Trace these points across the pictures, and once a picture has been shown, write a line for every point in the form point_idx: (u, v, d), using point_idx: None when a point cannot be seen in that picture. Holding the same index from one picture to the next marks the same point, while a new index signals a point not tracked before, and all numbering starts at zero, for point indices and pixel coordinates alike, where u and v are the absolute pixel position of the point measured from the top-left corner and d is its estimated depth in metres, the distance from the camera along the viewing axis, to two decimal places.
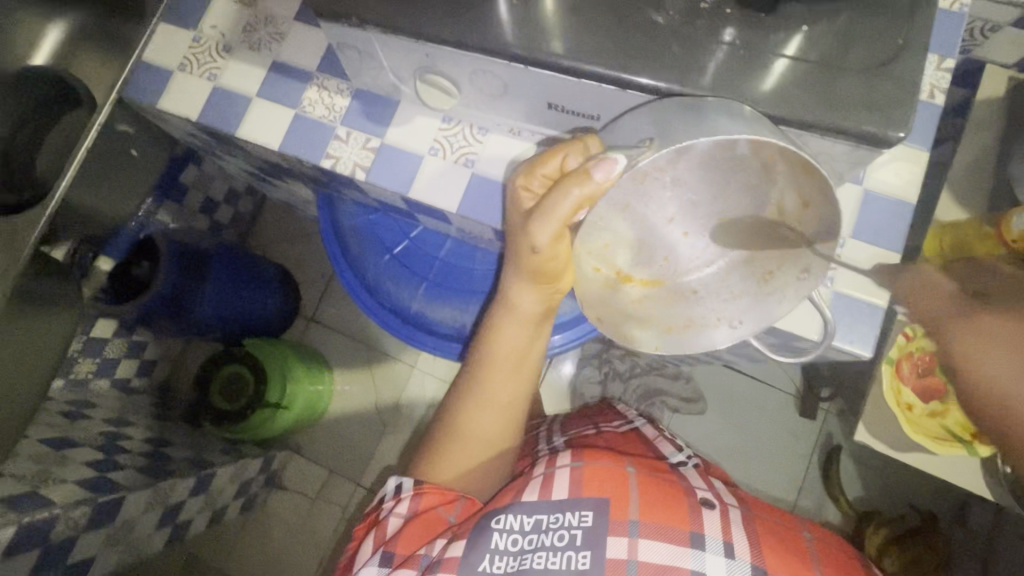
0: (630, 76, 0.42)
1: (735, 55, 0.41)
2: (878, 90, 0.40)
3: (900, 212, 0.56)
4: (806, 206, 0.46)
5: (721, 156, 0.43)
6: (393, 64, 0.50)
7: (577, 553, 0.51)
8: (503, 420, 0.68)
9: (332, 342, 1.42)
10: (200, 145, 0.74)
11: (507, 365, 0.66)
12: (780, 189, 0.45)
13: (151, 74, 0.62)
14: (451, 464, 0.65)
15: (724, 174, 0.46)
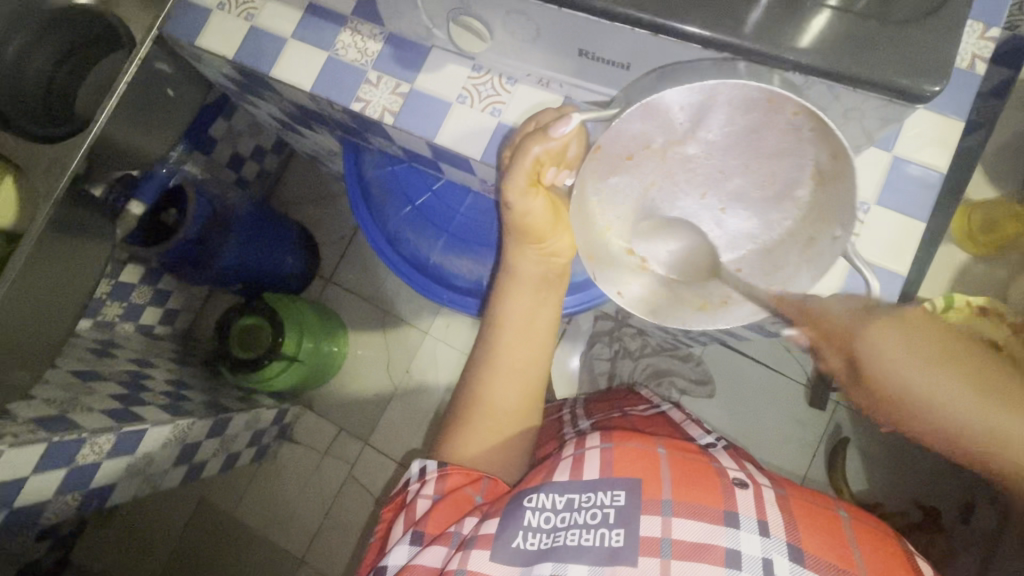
0: (671, 23, 0.42)
1: (777, 4, 0.41)
2: (919, 46, 0.40)
3: (928, 182, 0.55)
4: (836, 157, 0.46)
5: (741, 113, 0.47)
6: (427, 5, 0.51)
7: (610, 530, 0.52)
8: (518, 384, 0.69)
9: (348, 303, 1.45)
10: (233, 89, 0.75)
11: (516, 326, 0.69)
12: (812, 141, 0.46)
13: (192, 12, 0.63)
14: (475, 437, 0.67)
15: (751, 138, 0.49)
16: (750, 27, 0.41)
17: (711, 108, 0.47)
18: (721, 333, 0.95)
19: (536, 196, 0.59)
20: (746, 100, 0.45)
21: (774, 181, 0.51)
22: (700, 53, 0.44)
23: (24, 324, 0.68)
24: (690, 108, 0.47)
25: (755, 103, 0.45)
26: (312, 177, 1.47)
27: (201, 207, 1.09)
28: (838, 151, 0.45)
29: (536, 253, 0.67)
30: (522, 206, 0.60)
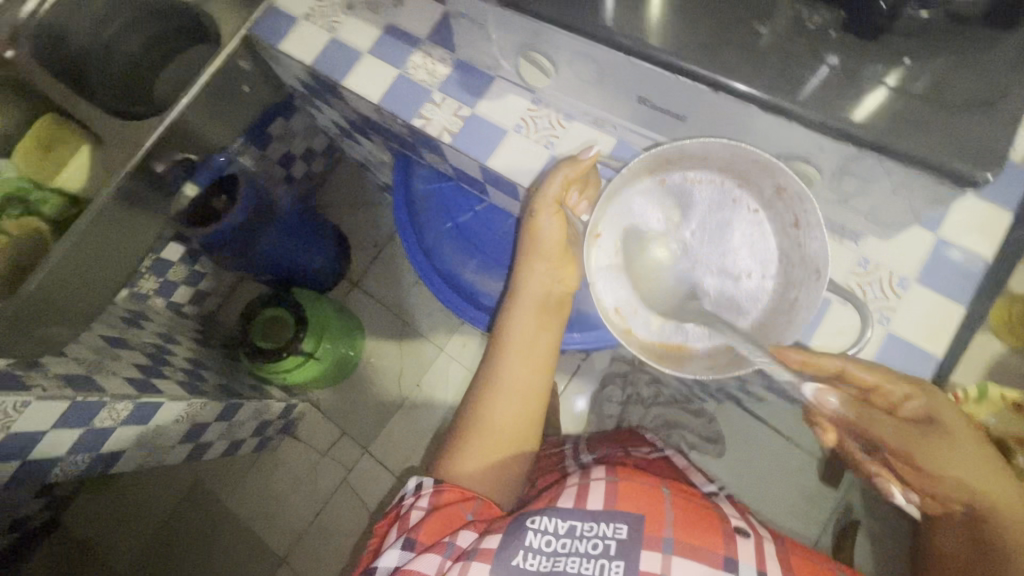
0: (728, 80, 0.44)
1: (835, 77, 0.44)
2: (971, 133, 0.41)
3: (974, 268, 0.55)
4: (797, 226, 0.52)
5: (714, 203, 0.56)
6: (499, 38, 0.54)
7: (611, 561, 0.51)
8: (518, 408, 0.67)
9: (369, 310, 1.47)
10: (303, 92, 0.80)
11: (520, 350, 0.67)
12: (771, 221, 0.54)
13: (280, 18, 0.68)
14: (475, 457, 0.66)
15: (717, 226, 0.56)
16: (805, 95, 0.43)
17: (688, 203, 0.57)
18: (738, 392, 0.93)
19: (553, 217, 0.59)
20: (715, 196, 0.56)
21: (746, 268, 0.55)
22: (755, 112, 0.46)
23: (75, 287, 0.72)
24: (671, 201, 0.57)
25: (722, 194, 0.56)
26: (355, 185, 1.53)
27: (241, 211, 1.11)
28: (797, 220, 0.52)
29: (550, 269, 0.65)
30: (538, 222, 0.60)
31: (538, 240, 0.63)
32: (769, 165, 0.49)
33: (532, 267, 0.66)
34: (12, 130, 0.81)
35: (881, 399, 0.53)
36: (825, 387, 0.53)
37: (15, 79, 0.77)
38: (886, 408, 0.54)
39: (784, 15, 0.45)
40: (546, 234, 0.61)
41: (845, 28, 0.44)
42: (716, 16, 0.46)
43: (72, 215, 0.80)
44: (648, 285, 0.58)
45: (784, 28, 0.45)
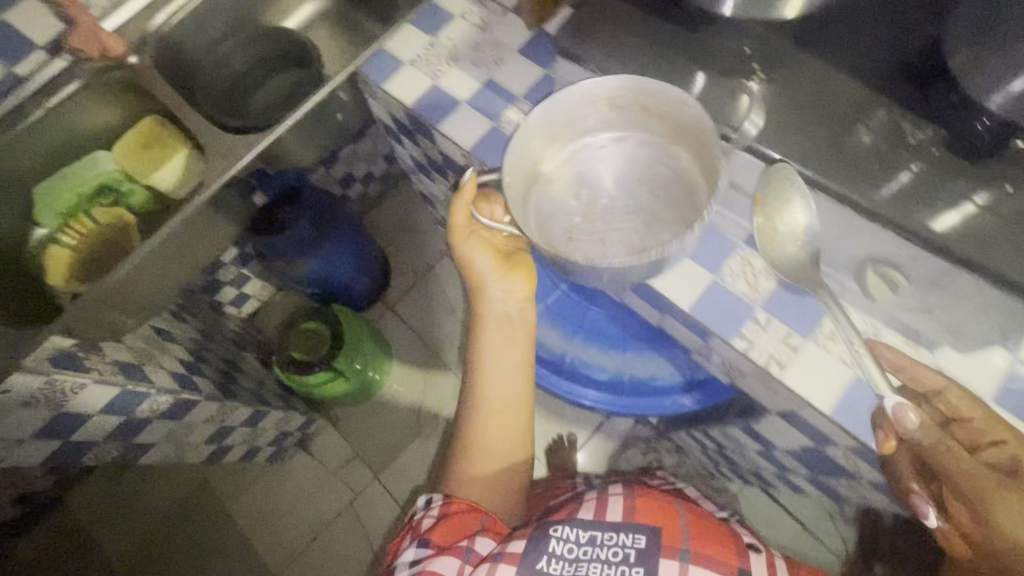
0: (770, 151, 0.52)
1: (922, 184, 0.48)
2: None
3: None
4: (646, 107, 0.55)
5: (587, 163, 0.58)
6: None
7: (631, 568, 0.54)
8: (497, 423, 0.69)
9: (400, 333, 1.48)
10: (390, 126, 0.84)
11: (489, 370, 0.69)
12: (625, 124, 0.58)
13: (386, 58, 0.72)
14: (469, 476, 0.69)
15: (613, 163, 0.58)
16: (878, 200, 0.48)
17: (583, 174, 0.58)
18: (773, 477, 0.91)
19: (475, 243, 0.64)
20: (589, 144, 0.58)
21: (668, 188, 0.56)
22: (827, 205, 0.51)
23: (152, 285, 0.75)
24: (573, 180, 0.58)
25: (589, 133, 0.58)
26: (405, 211, 1.57)
27: (300, 230, 1.18)
28: (639, 107, 0.55)
29: (497, 287, 0.66)
30: (467, 257, 0.65)
31: (477, 269, 0.65)
32: (585, 98, 0.55)
33: (482, 290, 0.67)
34: (114, 125, 0.85)
35: (960, 434, 0.48)
36: (910, 409, 0.48)
37: (129, 82, 0.81)
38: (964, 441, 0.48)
39: (880, 120, 0.50)
40: (481, 263, 0.65)
41: (947, 145, 0.48)
42: (817, 119, 0.51)
43: (157, 210, 0.84)
44: (767, 240, 0.54)
45: (883, 132, 0.49)
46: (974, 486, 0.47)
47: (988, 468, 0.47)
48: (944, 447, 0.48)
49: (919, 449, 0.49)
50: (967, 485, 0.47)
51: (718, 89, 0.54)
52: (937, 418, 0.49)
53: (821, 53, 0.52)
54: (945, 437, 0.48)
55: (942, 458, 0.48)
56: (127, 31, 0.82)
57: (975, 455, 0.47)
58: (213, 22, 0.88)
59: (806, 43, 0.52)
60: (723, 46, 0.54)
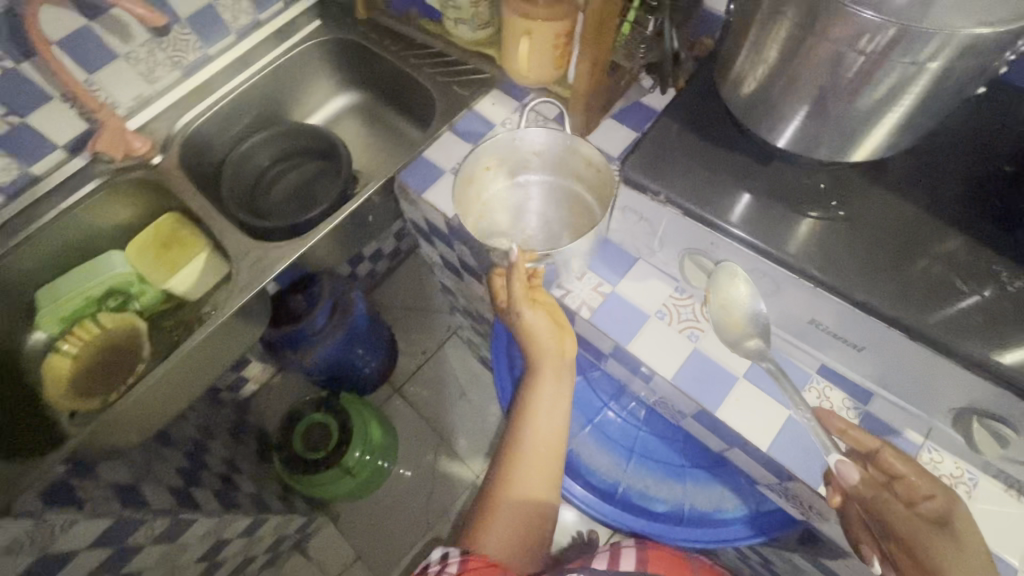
0: (844, 290, 0.46)
1: (997, 309, 0.44)
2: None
3: None
4: (496, 164, 0.64)
5: (522, 206, 0.65)
6: (668, 237, 0.55)
7: None
8: (534, 476, 0.59)
9: (408, 420, 1.39)
10: (417, 226, 0.81)
11: (540, 425, 0.59)
12: (515, 173, 0.66)
13: (427, 166, 0.70)
14: (496, 540, 0.57)
15: (534, 206, 0.65)
16: (946, 325, 0.43)
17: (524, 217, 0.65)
18: None
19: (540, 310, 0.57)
20: (510, 197, 0.66)
21: (578, 217, 0.63)
22: (905, 343, 0.45)
23: (172, 382, 0.72)
24: (521, 227, 0.64)
25: (502, 191, 0.66)
26: (414, 288, 1.53)
27: (317, 319, 1.12)
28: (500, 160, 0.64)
29: (553, 347, 0.58)
30: (523, 321, 0.57)
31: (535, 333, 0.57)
32: (479, 166, 0.63)
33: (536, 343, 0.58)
34: (129, 223, 0.81)
35: (900, 491, 0.47)
36: (851, 464, 0.47)
37: (150, 180, 0.78)
38: (903, 498, 0.47)
39: (955, 250, 0.47)
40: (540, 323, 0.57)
41: None
42: (899, 261, 0.47)
43: (165, 308, 0.80)
44: (727, 326, 0.55)
45: (963, 267, 0.46)
46: (914, 540, 0.46)
47: (924, 519, 0.46)
48: (885, 500, 0.47)
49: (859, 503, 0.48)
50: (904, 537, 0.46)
51: (775, 213, 0.50)
52: (879, 477, 0.48)
53: (887, 185, 0.51)
54: (887, 493, 0.47)
55: (885, 510, 0.46)
56: (154, 132, 0.80)
57: (911, 508, 0.47)
58: (241, 119, 0.89)
59: (879, 175, 0.51)
60: (795, 178, 0.51)
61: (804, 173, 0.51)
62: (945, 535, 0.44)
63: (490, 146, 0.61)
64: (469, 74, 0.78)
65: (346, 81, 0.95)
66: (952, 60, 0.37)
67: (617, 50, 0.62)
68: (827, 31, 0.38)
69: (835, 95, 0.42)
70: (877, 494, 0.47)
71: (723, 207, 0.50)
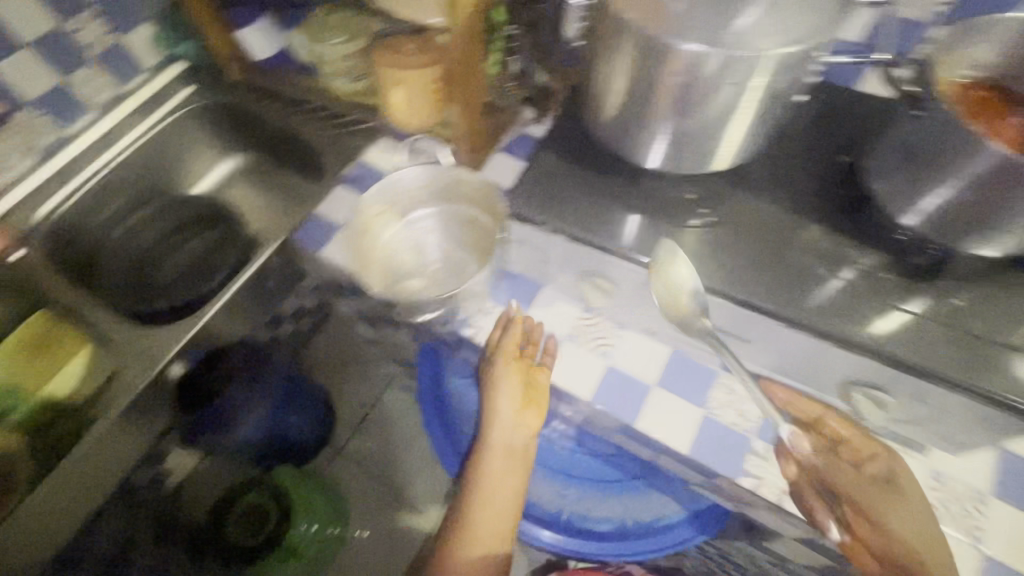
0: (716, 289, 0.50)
1: (854, 289, 0.50)
2: (1009, 361, 0.45)
3: None
4: (382, 210, 0.62)
5: (421, 243, 0.64)
6: (563, 260, 0.59)
7: None
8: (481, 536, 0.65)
9: (352, 482, 1.24)
10: (322, 283, 0.77)
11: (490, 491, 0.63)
12: (407, 216, 0.64)
13: (319, 223, 0.68)
14: None
15: (434, 244, 0.64)
16: (811, 307, 0.48)
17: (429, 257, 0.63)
18: None
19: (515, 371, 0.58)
20: (410, 238, 0.64)
21: (478, 245, 0.61)
22: (786, 332, 0.49)
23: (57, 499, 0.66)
24: (427, 268, 0.62)
25: (402, 234, 0.63)
26: None
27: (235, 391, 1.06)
28: (390, 206, 0.62)
29: (510, 416, 0.60)
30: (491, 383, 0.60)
31: (495, 406, 0.60)
32: (367, 212, 0.60)
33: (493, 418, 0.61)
34: None
35: (846, 454, 0.51)
36: (802, 436, 0.50)
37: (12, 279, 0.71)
38: (851, 461, 0.50)
39: (814, 238, 0.52)
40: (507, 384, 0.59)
41: (893, 270, 0.50)
42: (767, 256, 0.52)
43: (47, 421, 0.69)
44: (672, 312, 0.50)
45: (822, 253, 0.52)
46: (865, 500, 0.49)
47: (872, 478, 0.50)
48: (835, 464, 0.50)
49: (813, 469, 0.50)
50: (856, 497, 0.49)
51: (656, 229, 0.54)
52: (828, 443, 0.50)
53: (750, 189, 0.55)
54: (834, 456, 0.50)
55: (835, 474, 0.50)
56: (13, 228, 0.74)
57: (860, 469, 0.50)
58: (115, 199, 0.83)
59: (740, 179, 0.56)
60: (666, 191, 0.56)
61: (671, 187, 0.56)
62: (896, 494, 0.48)
63: (375, 191, 0.60)
64: (357, 125, 0.78)
65: (228, 144, 0.91)
66: (774, 72, 0.42)
67: (489, 89, 0.63)
68: (664, 67, 0.43)
69: (688, 113, 0.46)
70: (831, 462, 0.50)
71: (605, 227, 0.54)
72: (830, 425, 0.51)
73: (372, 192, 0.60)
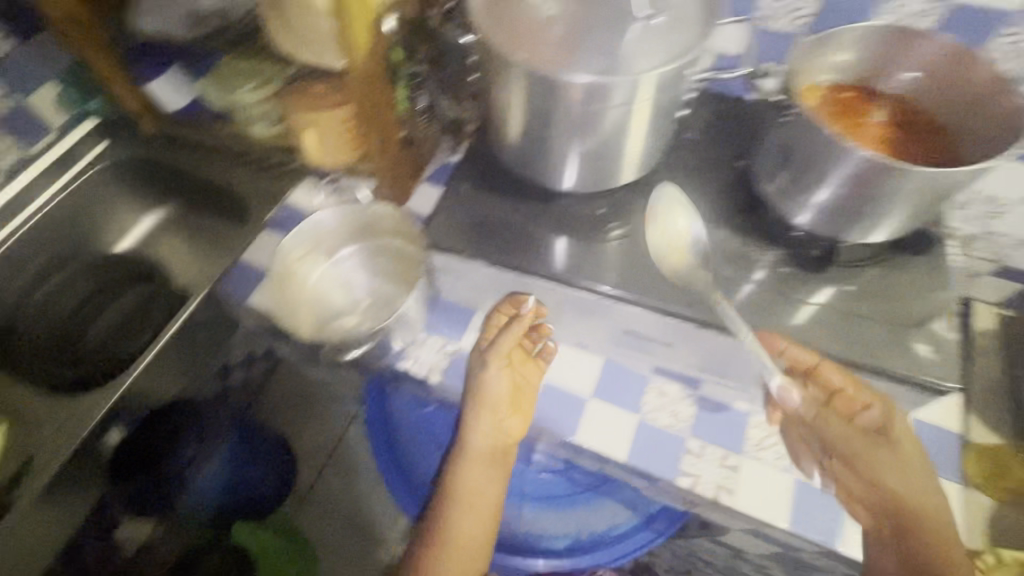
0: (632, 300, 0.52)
1: (763, 291, 0.53)
2: (901, 339, 0.50)
3: (952, 449, 0.53)
4: (304, 254, 0.63)
5: (350, 281, 0.65)
6: (485, 285, 0.58)
7: None
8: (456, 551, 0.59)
9: None
10: (256, 330, 0.75)
11: (467, 501, 0.59)
12: (336, 255, 0.65)
13: (243, 271, 0.66)
14: None
15: (362, 281, 0.64)
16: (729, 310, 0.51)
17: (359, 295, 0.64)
18: None
19: (507, 370, 0.56)
20: (341, 277, 0.65)
21: (403, 277, 0.61)
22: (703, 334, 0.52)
23: None
24: (360, 305, 0.63)
25: (335, 273, 0.65)
26: None
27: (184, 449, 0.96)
28: (315, 247, 0.64)
29: (495, 421, 0.57)
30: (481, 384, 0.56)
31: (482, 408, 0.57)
32: (292, 257, 0.62)
33: (474, 422, 0.57)
34: None
35: (840, 404, 0.51)
36: (790, 387, 0.51)
37: None
38: (844, 414, 0.51)
39: (722, 242, 0.55)
40: (495, 390, 0.56)
41: (791, 263, 0.53)
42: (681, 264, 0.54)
43: None
44: (671, 258, 0.54)
45: (729, 256, 0.54)
46: (853, 450, 0.52)
47: (863, 429, 0.51)
48: (825, 417, 0.52)
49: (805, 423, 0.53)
50: (847, 448, 0.52)
51: (575, 249, 0.56)
52: (821, 396, 0.50)
53: (659, 199, 0.58)
54: (825, 408, 0.51)
55: (825, 428, 0.52)
56: None
57: (852, 422, 0.51)
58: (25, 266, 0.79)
59: (648, 190, 0.58)
60: (577, 209, 0.57)
61: (582, 205, 0.57)
62: (884, 446, 0.51)
63: (295, 235, 0.61)
64: (278, 168, 0.78)
65: (148, 197, 0.88)
66: (658, 91, 0.45)
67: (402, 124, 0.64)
68: (555, 95, 0.44)
69: (588, 135, 0.48)
70: (822, 416, 0.51)
71: (525, 250, 0.56)
72: (829, 376, 0.50)
73: (291, 238, 0.61)
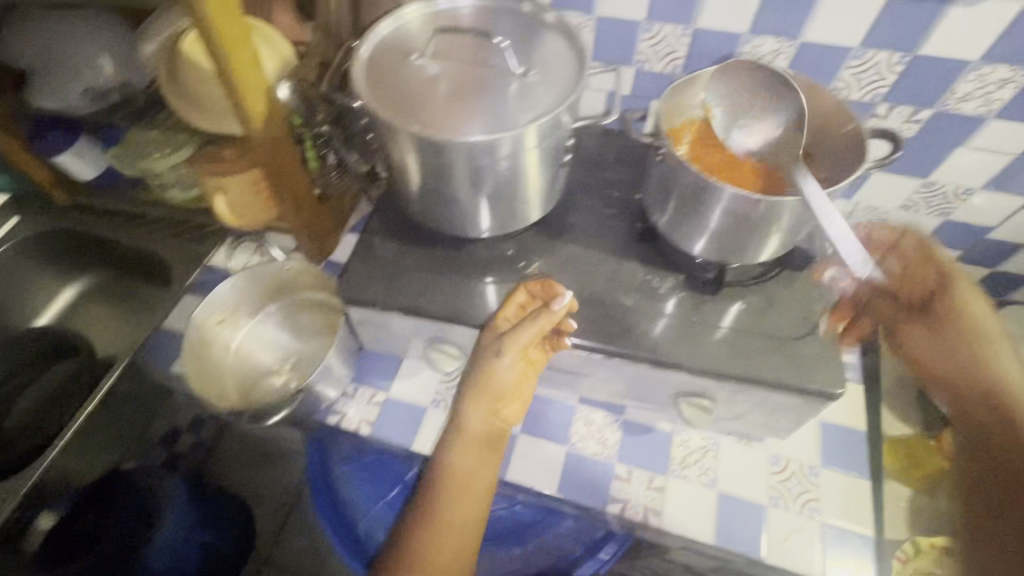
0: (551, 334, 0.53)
1: (675, 321, 0.54)
2: (801, 356, 0.51)
3: (857, 444, 0.57)
4: (223, 319, 0.63)
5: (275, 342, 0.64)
6: (406, 334, 0.59)
7: None
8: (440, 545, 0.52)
9: None
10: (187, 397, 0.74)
11: (457, 487, 0.53)
12: (259, 317, 0.65)
13: None
14: None
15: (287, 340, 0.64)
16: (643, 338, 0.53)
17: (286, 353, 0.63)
18: None
19: (518, 360, 0.53)
20: (262, 338, 0.64)
21: (329, 332, 0.63)
22: (616, 364, 0.53)
23: None
24: (283, 364, 0.63)
25: (257, 335, 0.64)
26: None
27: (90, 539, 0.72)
28: (236, 311, 0.64)
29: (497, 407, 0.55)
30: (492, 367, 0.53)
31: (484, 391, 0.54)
32: (208, 323, 0.62)
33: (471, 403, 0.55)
34: None
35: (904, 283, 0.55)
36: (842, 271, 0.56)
37: None
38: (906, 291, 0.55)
39: (631, 272, 0.57)
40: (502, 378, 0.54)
41: (689, 288, 0.56)
42: (592, 298, 0.56)
43: None
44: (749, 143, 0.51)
45: (637, 286, 0.56)
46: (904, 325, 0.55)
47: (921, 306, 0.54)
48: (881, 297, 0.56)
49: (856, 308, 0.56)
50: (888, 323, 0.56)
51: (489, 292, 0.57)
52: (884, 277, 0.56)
53: (565, 237, 0.60)
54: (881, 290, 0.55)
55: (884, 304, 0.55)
56: None
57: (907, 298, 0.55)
58: None
59: (555, 229, 0.61)
60: (487, 253, 0.59)
61: (492, 249, 0.59)
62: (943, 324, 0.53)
63: (209, 303, 0.61)
64: (200, 232, 0.77)
65: (71, 269, 0.86)
66: (540, 140, 0.47)
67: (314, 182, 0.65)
68: (439, 155, 0.46)
69: (483, 185, 0.50)
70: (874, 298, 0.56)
71: (441, 298, 0.56)
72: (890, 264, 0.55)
73: (207, 304, 0.61)
